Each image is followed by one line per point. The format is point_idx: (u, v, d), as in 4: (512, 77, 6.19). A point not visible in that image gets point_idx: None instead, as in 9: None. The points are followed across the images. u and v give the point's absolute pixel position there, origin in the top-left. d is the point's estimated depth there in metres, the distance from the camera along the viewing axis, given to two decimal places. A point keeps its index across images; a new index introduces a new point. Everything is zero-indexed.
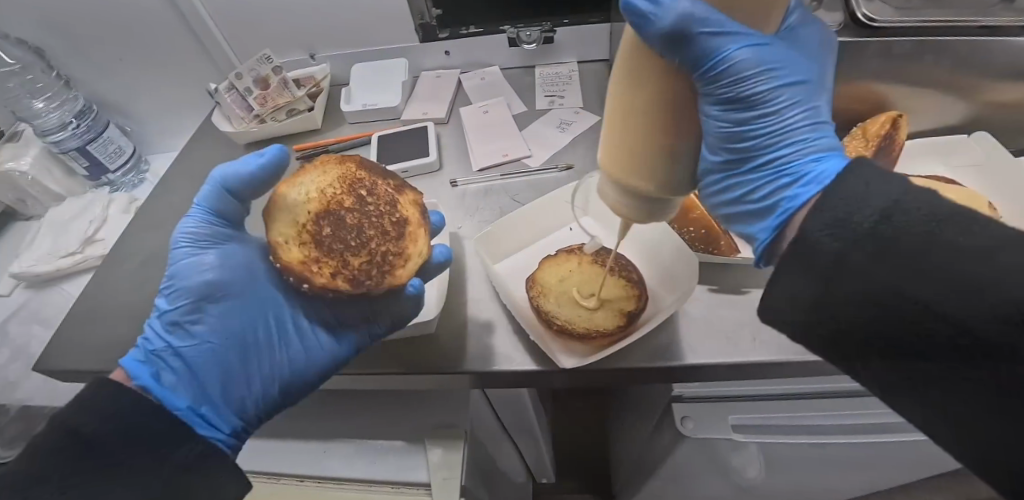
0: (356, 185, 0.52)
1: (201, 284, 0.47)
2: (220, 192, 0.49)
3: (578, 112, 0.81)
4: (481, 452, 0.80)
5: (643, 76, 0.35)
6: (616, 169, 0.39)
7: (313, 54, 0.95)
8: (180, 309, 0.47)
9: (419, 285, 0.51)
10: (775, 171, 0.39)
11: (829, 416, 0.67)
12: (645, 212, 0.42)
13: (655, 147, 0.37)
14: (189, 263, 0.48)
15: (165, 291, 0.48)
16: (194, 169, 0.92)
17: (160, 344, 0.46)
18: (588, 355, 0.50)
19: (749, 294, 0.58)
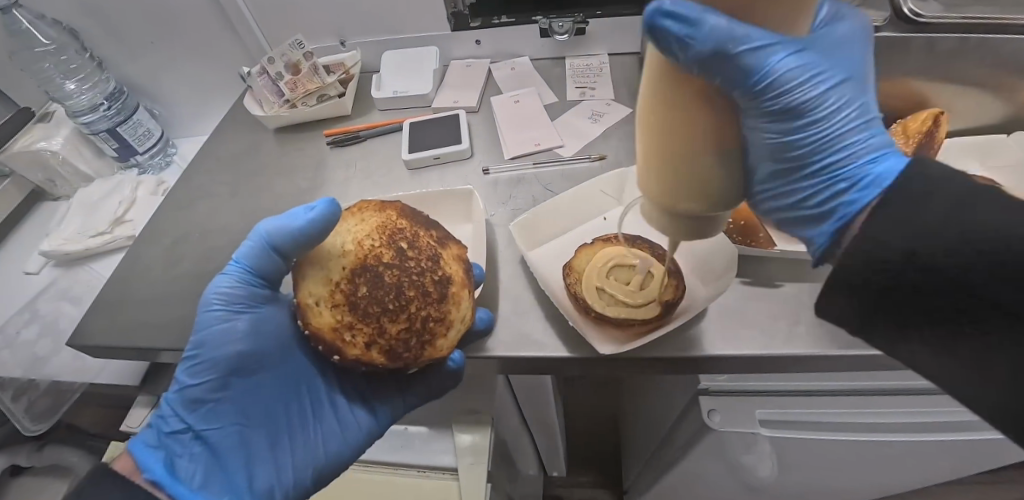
0: (396, 235, 0.52)
1: (230, 356, 0.51)
2: (263, 249, 0.51)
3: (609, 104, 0.81)
4: (502, 441, 0.80)
5: (678, 102, 0.32)
6: (658, 193, 0.37)
7: (344, 41, 0.96)
8: (204, 386, 0.50)
9: (459, 359, 0.54)
10: (830, 176, 0.38)
11: (860, 414, 0.66)
12: (696, 229, 0.39)
13: (700, 160, 0.33)
14: (217, 333, 0.51)
15: (186, 365, 0.50)
16: (224, 152, 0.92)
17: (178, 426, 0.49)
18: (626, 342, 0.50)
19: (784, 288, 0.57)
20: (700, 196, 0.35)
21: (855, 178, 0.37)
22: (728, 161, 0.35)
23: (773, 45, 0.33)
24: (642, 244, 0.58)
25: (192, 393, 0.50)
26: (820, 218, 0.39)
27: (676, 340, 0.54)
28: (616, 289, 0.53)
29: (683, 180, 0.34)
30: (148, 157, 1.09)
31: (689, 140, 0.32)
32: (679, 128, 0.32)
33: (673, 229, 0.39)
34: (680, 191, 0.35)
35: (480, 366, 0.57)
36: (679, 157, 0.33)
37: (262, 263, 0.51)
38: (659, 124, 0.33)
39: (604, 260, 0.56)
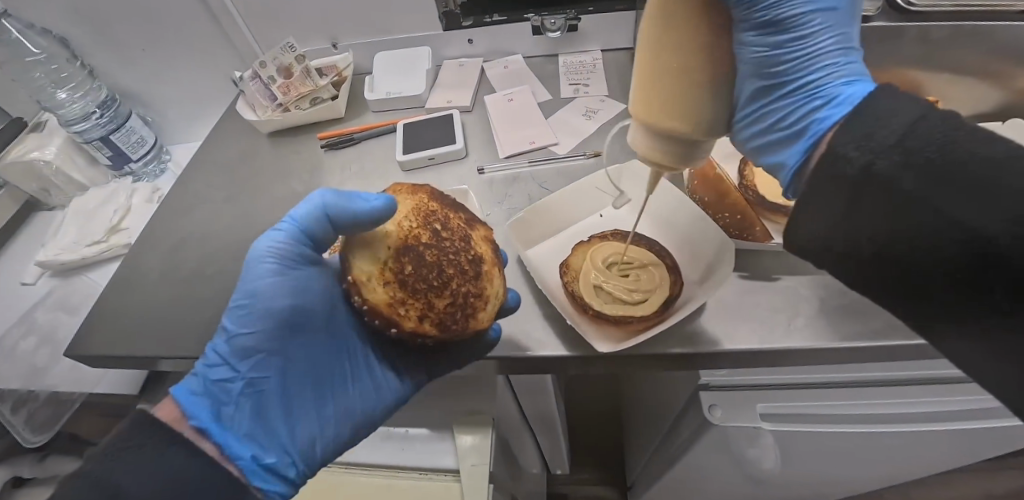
0: (430, 216, 0.50)
1: (283, 311, 0.47)
2: (320, 214, 0.48)
3: (603, 100, 0.81)
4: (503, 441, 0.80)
5: (668, 12, 0.36)
6: (647, 110, 0.39)
7: (336, 43, 0.96)
8: (253, 336, 0.47)
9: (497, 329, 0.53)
10: (807, 94, 0.39)
11: (860, 406, 0.66)
12: (683, 156, 0.41)
13: (690, 69, 0.37)
14: (270, 285, 0.47)
15: (237, 311, 0.47)
16: (218, 157, 0.92)
17: (224, 375, 0.46)
18: (625, 340, 0.49)
19: (782, 281, 0.57)
20: (690, 109, 0.38)
21: (828, 97, 0.38)
22: (716, 84, 0.38)
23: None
24: (640, 239, 0.57)
25: (242, 346, 0.46)
26: (793, 141, 0.40)
27: (674, 336, 0.54)
28: (614, 287, 0.52)
29: (673, 89, 0.37)
30: (142, 165, 1.08)
31: (678, 45, 0.36)
32: (676, 38, 0.36)
33: (661, 149, 0.41)
34: (663, 100, 0.38)
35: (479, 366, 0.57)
36: (672, 64, 0.37)
37: (316, 226, 0.49)
38: (657, 35, 0.37)
39: (602, 256, 0.56)
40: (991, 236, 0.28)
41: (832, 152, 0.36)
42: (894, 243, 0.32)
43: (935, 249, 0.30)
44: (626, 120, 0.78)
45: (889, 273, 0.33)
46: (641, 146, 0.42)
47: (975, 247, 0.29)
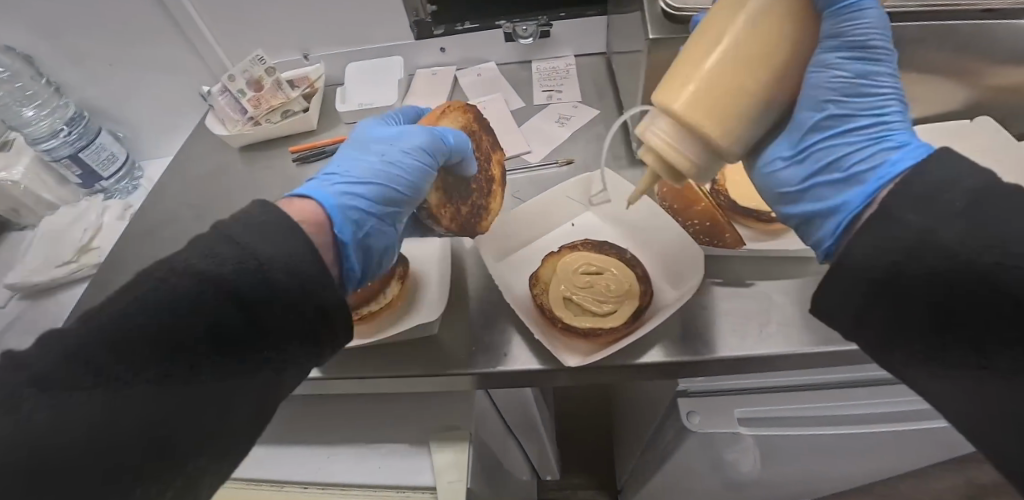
0: (475, 136, 0.60)
1: (417, 192, 0.50)
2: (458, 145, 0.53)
3: (576, 106, 0.80)
4: (486, 453, 0.79)
5: (756, 16, 0.36)
6: (694, 103, 0.37)
7: (306, 54, 0.94)
8: (393, 192, 0.48)
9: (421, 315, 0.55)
10: (868, 140, 0.41)
11: (839, 407, 0.65)
12: (700, 169, 0.40)
13: (750, 78, 0.36)
14: (416, 170, 0.49)
15: (393, 162, 0.48)
16: (190, 173, 0.90)
17: (366, 204, 0.46)
18: (593, 352, 0.49)
19: (754, 287, 0.57)
20: (731, 110, 0.37)
21: (880, 148, 0.40)
22: (760, 103, 0.38)
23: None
24: (611, 249, 0.56)
25: (360, 171, 0.48)
26: (839, 190, 0.42)
27: (649, 347, 0.53)
28: (583, 299, 0.52)
29: (731, 92, 0.36)
30: (114, 182, 1.06)
31: (751, 49, 0.36)
32: (750, 33, 0.36)
33: (681, 150, 0.39)
34: (717, 97, 0.37)
35: (452, 383, 0.56)
36: (733, 56, 0.36)
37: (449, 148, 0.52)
38: (736, 31, 0.36)
39: (571, 267, 0.55)
40: (946, 260, 0.28)
41: (879, 204, 0.37)
42: (863, 276, 0.32)
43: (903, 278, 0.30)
44: (599, 126, 0.77)
45: (877, 314, 0.32)
46: (659, 138, 0.40)
47: (931, 269, 0.29)
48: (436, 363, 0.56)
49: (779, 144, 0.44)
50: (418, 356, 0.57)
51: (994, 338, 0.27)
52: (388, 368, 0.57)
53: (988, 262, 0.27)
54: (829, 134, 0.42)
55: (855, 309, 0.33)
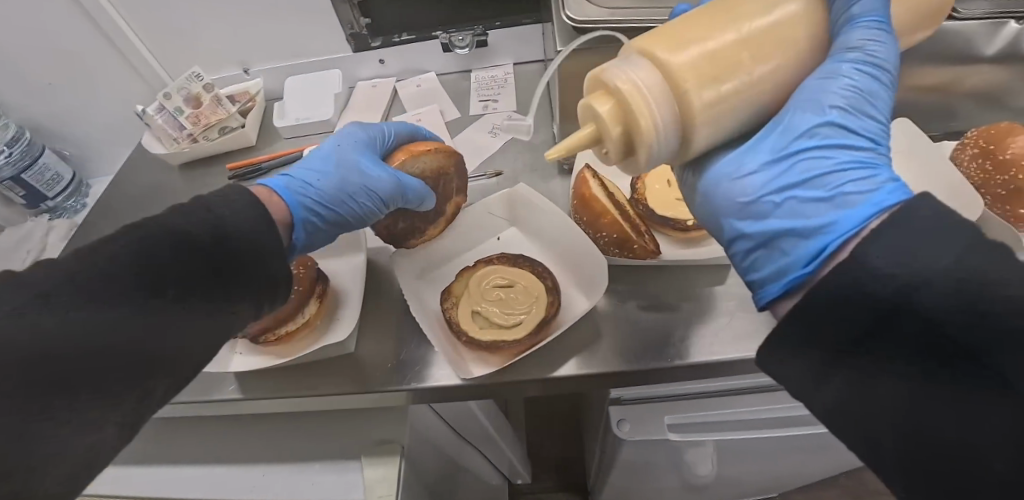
0: (443, 177, 0.58)
1: (365, 221, 0.53)
2: (419, 194, 0.54)
3: (510, 116, 0.81)
4: (435, 464, 0.79)
5: (766, 10, 0.34)
6: (684, 59, 0.32)
7: (247, 69, 0.94)
8: (345, 215, 0.51)
9: (324, 340, 0.55)
10: (857, 164, 0.36)
11: (767, 410, 0.67)
12: (661, 142, 0.34)
13: (741, 63, 0.33)
14: (369, 205, 0.51)
15: (355, 189, 0.50)
16: (130, 192, 0.89)
17: (319, 215, 0.49)
18: (499, 366, 0.50)
19: (671, 296, 0.58)
20: (716, 80, 0.32)
21: (866, 175, 0.36)
22: (746, 95, 0.34)
23: (876, 14, 0.37)
24: (524, 261, 0.57)
25: (325, 185, 0.50)
26: (815, 212, 0.36)
27: (572, 358, 0.54)
28: (490, 311, 0.53)
29: (722, 64, 0.32)
30: (61, 198, 1.01)
31: (753, 36, 0.33)
32: (774, 25, 0.34)
33: (647, 100, 0.32)
34: (707, 65, 0.32)
35: (377, 400, 0.56)
36: (746, 33, 0.33)
37: (412, 193, 0.53)
38: (747, 15, 0.34)
39: (483, 280, 0.56)
40: (889, 293, 0.25)
41: (874, 227, 0.31)
42: (824, 313, 0.28)
43: (873, 332, 0.27)
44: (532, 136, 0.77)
45: (839, 375, 0.28)
46: (631, 73, 0.33)
47: (881, 303, 0.26)
48: (356, 380, 0.56)
49: (760, 146, 0.39)
50: (339, 373, 0.57)
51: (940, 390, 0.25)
52: (305, 386, 0.56)
53: (961, 312, 0.24)
54: (816, 149, 0.38)
55: (814, 360, 0.29)
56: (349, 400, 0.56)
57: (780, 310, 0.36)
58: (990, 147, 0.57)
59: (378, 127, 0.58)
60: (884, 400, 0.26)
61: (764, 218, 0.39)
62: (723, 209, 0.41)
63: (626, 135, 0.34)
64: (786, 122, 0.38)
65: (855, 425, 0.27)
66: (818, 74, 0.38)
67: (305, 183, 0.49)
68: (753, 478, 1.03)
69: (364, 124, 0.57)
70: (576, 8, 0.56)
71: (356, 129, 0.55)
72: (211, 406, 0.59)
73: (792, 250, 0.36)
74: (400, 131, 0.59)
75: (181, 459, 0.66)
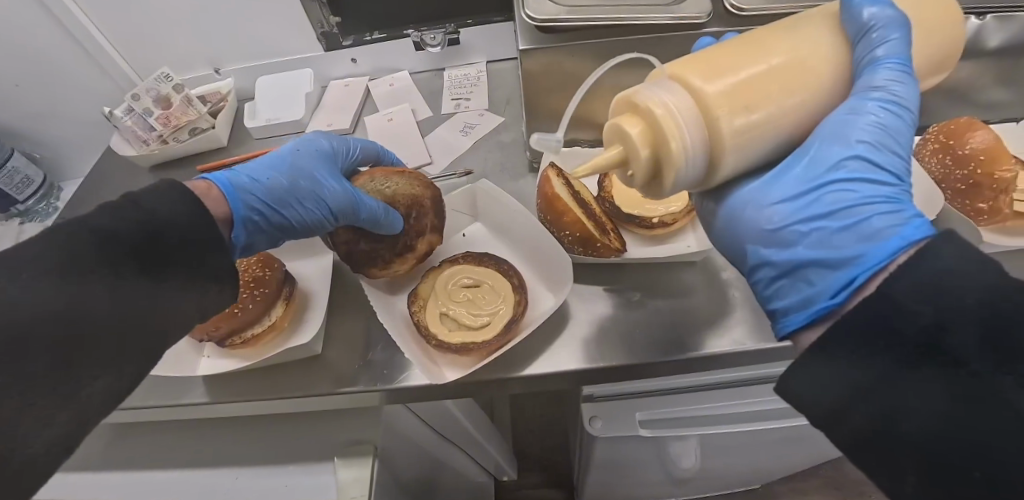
0: (415, 205, 0.58)
1: (316, 230, 0.52)
2: (378, 215, 0.54)
3: (482, 114, 0.80)
4: (413, 464, 0.79)
5: (796, 47, 0.37)
6: (720, 89, 0.36)
7: (218, 69, 0.93)
8: (296, 219, 0.50)
9: (295, 344, 0.54)
10: (880, 198, 0.38)
11: (740, 405, 0.67)
12: (693, 161, 0.36)
13: (772, 93, 0.36)
14: (321, 215, 0.51)
15: (311, 195, 0.50)
16: (99, 195, 0.88)
17: (265, 215, 0.48)
18: (473, 365, 0.50)
19: (640, 295, 0.58)
20: (746, 110, 0.35)
21: (890, 209, 0.38)
22: (772, 127, 0.37)
23: (901, 54, 0.39)
24: (490, 260, 0.57)
25: (275, 184, 0.49)
26: (840, 245, 0.38)
27: (541, 358, 0.54)
28: (458, 313, 0.53)
29: (757, 94, 0.35)
30: (33, 201, 0.98)
31: (782, 69, 0.36)
32: (799, 61, 0.37)
33: (679, 123, 0.35)
34: (740, 95, 0.35)
35: (347, 401, 0.56)
36: (777, 67, 0.36)
37: (367, 212, 0.53)
38: (779, 53, 0.37)
39: (449, 281, 0.56)
40: (921, 334, 0.26)
41: (901, 262, 0.33)
42: (849, 351, 0.29)
43: (897, 370, 0.27)
44: (503, 134, 0.77)
45: (861, 407, 0.28)
46: (663, 97, 0.36)
47: (908, 343, 0.27)
48: (323, 382, 0.56)
49: (785, 177, 0.41)
50: (306, 375, 0.56)
51: (973, 430, 0.25)
52: (272, 389, 0.56)
53: (985, 347, 0.25)
54: (842, 181, 0.39)
55: (838, 398, 0.29)
56: (320, 401, 0.56)
57: (803, 341, 0.38)
58: (950, 143, 0.57)
59: (348, 143, 0.59)
60: (908, 436, 0.27)
61: (791, 248, 0.41)
62: (749, 236, 0.43)
63: (654, 157, 0.37)
64: (812, 155, 0.39)
65: (876, 453, 0.28)
66: (843, 110, 0.39)
67: (254, 177, 0.48)
68: (732, 471, 1.05)
69: (336, 137, 0.58)
70: (536, 7, 0.55)
71: (324, 139, 0.56)
72: (177, 411, 0.58)
73: (818, 280, 0.38)
74: (366, 149, 0.60)
75: (152, 467, 0.65)
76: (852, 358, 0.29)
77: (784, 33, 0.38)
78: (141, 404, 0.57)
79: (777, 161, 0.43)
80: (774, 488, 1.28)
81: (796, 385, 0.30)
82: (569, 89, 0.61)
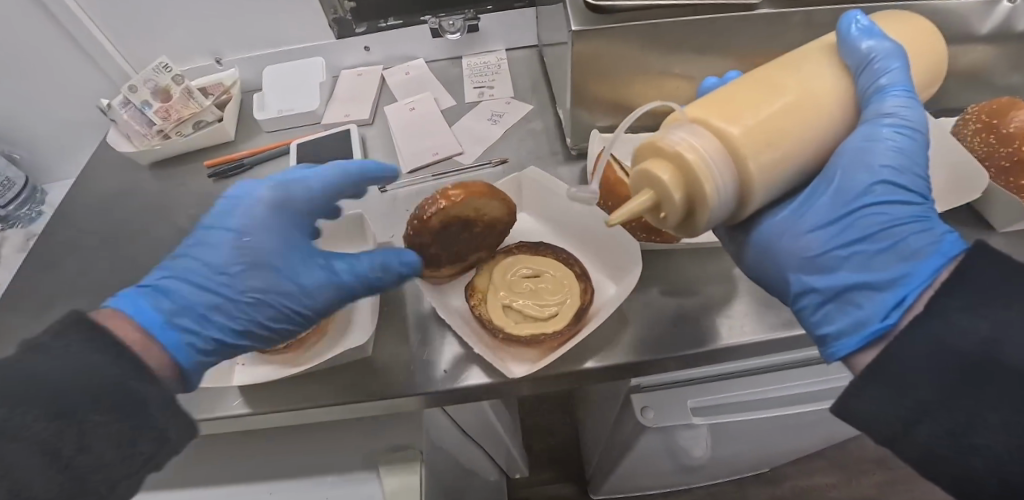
0: (495, 228, 0.54)
1: (299, 318, 0.46)
2: (346, 288, 0.47)
3: (508, 102, 0.78)
4: (448, 465, 0.76)
5: (802, 86, 0.37)
6: (739, 127, 0.34)
7: (219, 58, 0.87)
8: (260, 317, 0.44)
9: (346, 347, 0.51)
10: (911, 217, 0.37)
11: (787, 387, 0.66)
12: (724, 197, 0.35)
13: (794, 130, 0.35)
14: (286, 303, 0.45)
15: (252, 294, 0.44)
16: (94, 195, 0.81)
17: (213, 326, 0.43)
18: (541, 359, 0.48)
19: (695, 283, 0.57)
20: (772, 146, 0.35)
21: (925, 227, 0.36)
22: (796, 158, 0.36)
23: (904, 81, 0.39)
24: (546, 249, 0.56)
25: (225, 305, 0.43)
26: (882, 267, 0.36)
27: (601, 351, 0.52)
28: (523, 305, 0.51)
29: (779, 131, 0.35)
30: (15, 205, 0.90)
31: (797, 103, 0.36)
32: (808, 95, 0.36)
33: (710, 170, 0.34)
34: (764, 134, 0.34)
35: (397, 404, 0.53)
36: (792, 103, 0.36)
37: (322, 293, 0.46)
38: (787, 91, 0.36)
39: (509, 272, 0.54)
40: (974, 347, 0.27)
41: (946, 278, 0.33)
42: (899, 367, 0.29)
43: (952, 381, 0.27)
44: (531, 122, 0.75)
45: (926, 426, 0.28)
46: (688, 141, 0.35)
47: (963, 358, 0.27)
48: (368, 387, 0.52)
49: (813, 206, 0.40)
50: (349, 381, 0.53)
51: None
52: (316, 396, 0.52)
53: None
54: (873, 205, 0.38)
55: (899, 416, 0.29)
56: (372, 406, 0.53)
57: (855, 370, 0.36)
58: (993, 122, 0.57)
59: (301, 194, 0.48)
60: (977, 451, 0.26)
61: (830, 274, 0.39)
62: (786, 265, 0.41)
63: (689, 199, 0.35)
64: (836, 185, 0.39)
65: (941, 471, 0.28)
66: (858, 138, 0.39)
67: (191, 306, 0.42)
68: (753, 455, 1.05)
69: (281, 191, 0.47)
70: None
71: (269, 207, 0.46)
72: (210, 425, 0.53)
73: (863, 306, 0.36)
74: (326, 189, 0.49)
75: (177, 483, 0.61)
76: (902, 375, 0.29)
77: (788, 71, 0.38)
78: None
79: (799, 189, 0.42)
80: (784, 470, 1.29)
81: (851, 402, 0.31)
82: (612, 74, 0.60)
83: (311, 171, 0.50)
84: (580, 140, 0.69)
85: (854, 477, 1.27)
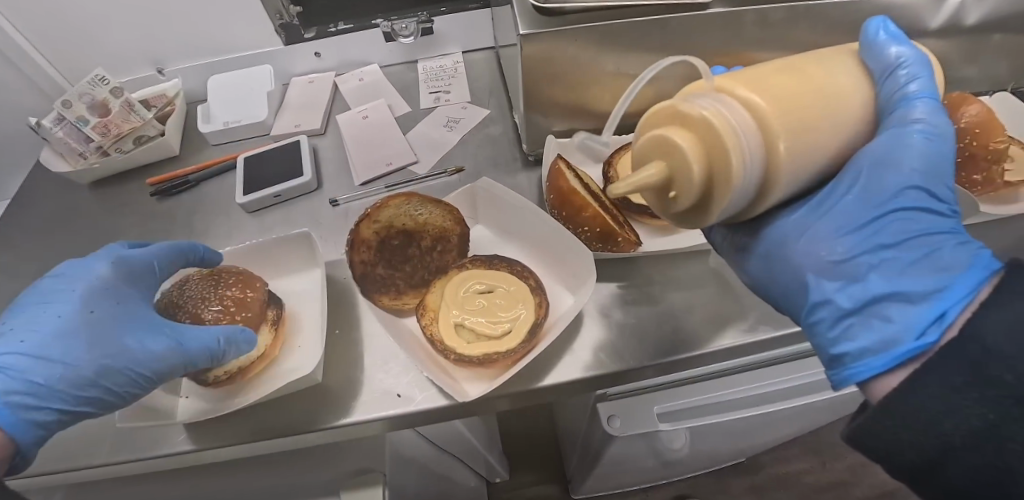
0: (443, 238, 0.57)
1: (139, 379, 0.42)
2: (193, 354, 0.42)
3: (465, 107, 0.76)
4: (416, 481, 0.74)
5: (828, 81, 0.35)
6: (772, 103, 0.32)
7: (161, 69, 0.83)
8: (85, 387, 0.41)
9: (288, 372, 0.49)
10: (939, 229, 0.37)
11: (754, 387, 0.66)
12: (747, 175, 0.32)
13: (820, 126, 0.33)
14: (130, 363, 0.42)
15: (97, 359, 0.41)
16: (28, 219, 0.76)
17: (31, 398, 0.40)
18: (496, 379, 0.47)
19: (656, 291, 0.56)
20: (797, 140, 0.32)
21: (957, 241, 0.36)
22: (815, 159, 0.34)
23: (931, 89, 0.39)
24: (500, 263, 0.54)
25: (64, 373, 0.41)
26: (914, 278, 0.35)
27: (562, 366, 0.51)
28: (475, 323, 0.49)
29: (804, 126, 0.32)
30: None
31: (824, 99, 0.33)
32: (834, 94, 0.34)
33: (739, 141, 0.31)
34: (793, 123, 0.32)
35: (355, 432, 0.51)
36: (819, 97, 0.33)
37: (156, 360, 0.42)
38: (816, 84, 0.34)
39: (461, 289, 0.52)
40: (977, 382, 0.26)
41: (986, 296, 0.32)
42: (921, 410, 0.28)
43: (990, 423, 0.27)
44: (489, 127, 0.73)
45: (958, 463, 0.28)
46: (716, 106, 0.32)
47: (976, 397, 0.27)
48: (324, 415, 0.50)
49: (841, 206, 0.38)
50: (305, 410, 0.50)
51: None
52: (272, 427, 0.50)
53: None
54: (901, 210, 0.38)
55: (930, 450, 0.29)
56: (330, 434, 0.51)
57: (880, 387, 0.34)
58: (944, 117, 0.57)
59: (143, 266, 0.49)
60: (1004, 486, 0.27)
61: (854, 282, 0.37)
62: (805, 266, 0.39)
63: (706, 178, 0.32)
64: (869, 182, 0.37)
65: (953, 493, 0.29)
66: (889, 135, 0.38)
67: (28, 381, 0.40)
68: (727, 449, 1.06)
69: (128, 266, 0.48)
70: None
71: (107, 276, 0.46)
72: (157, 464, 0.50)
73: (898, 316, 0.34)
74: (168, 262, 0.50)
75: None
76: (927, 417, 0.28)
77: (817, 63, 0.36)
78: (107, 461, 0.49)
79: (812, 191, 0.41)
80: (760, 459, 1.30)
81: (876, 435, 0.31)
82: (566, 78, 0.58)
83: (146, 248, 0.51)
84: (538, 145, 0.67)
85: (827, 462, 1.29)
